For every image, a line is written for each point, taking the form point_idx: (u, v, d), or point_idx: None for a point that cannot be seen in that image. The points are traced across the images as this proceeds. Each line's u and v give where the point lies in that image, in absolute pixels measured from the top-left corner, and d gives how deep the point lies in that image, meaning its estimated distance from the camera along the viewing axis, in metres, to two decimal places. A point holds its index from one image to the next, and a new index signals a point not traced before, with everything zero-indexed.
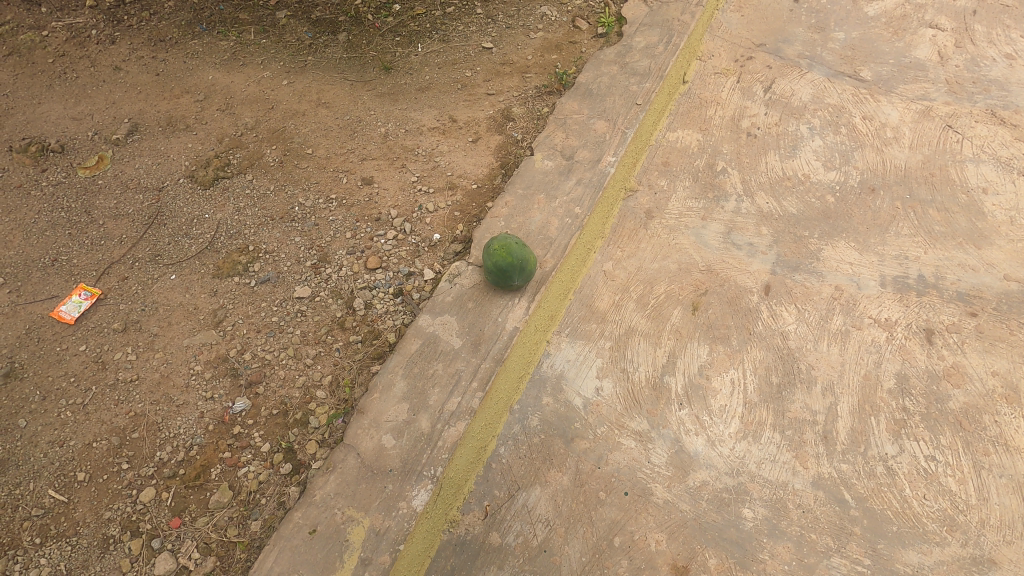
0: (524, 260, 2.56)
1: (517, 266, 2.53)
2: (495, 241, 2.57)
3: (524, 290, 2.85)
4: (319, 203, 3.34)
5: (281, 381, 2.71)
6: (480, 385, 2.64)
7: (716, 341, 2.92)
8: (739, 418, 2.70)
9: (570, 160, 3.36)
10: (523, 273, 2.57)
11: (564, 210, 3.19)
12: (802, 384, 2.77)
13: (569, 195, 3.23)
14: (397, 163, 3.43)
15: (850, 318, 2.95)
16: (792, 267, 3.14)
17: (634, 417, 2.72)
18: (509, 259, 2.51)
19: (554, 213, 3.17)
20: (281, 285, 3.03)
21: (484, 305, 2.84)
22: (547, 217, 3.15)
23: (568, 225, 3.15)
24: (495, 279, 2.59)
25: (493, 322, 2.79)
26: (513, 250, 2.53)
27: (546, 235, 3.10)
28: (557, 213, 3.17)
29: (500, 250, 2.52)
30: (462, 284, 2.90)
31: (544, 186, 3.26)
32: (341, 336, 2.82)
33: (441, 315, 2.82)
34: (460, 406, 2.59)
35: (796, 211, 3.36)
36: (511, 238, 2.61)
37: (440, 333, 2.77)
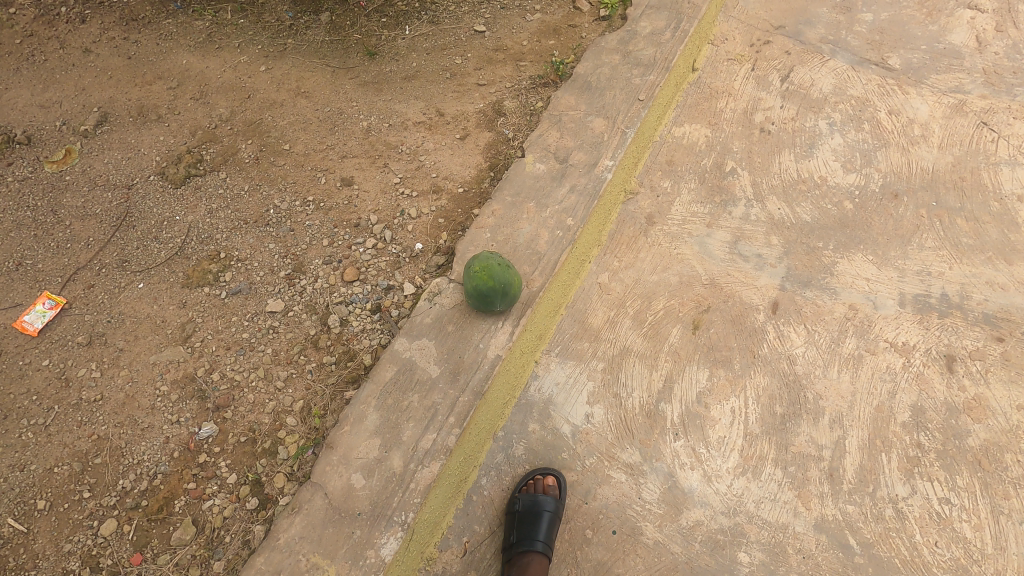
0: (508, 280, 2.32)
1: (500, 287, 2.30)
2: (476, 262, 2.33)
3: (508, 314, 2.52)
4: (295, 205, 3.11)
5: (250, 405, 2.54)
6: (457, 421, 2.42)
7: (717, 365, 2.74)
8: (738, 452, 2.53)
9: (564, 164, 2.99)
10: (508, 296, 2.33)
11: (555, 221, 2.82)
12: (808, 416, 2.58)
13: (561, 204, 2.83)
14: (380, 162, 3.18)
15: (864, 341, 2.74)
16: (803, 282, 2.91)
17: (626, 447, 2.58)
18: (491, 284, 2.27)
19: (545, 224, 2.80)
20: (253, 297, 2.84)
21: (465, 329, 2.58)
22: (538, 228, 2.82)
23: (560, 239, 2.87)
24: (475, 303, 2.35)
25: (473, 349, 2.53)
26: (495, 273, 2.28)
27: (536, 250, 2.65)
28: (548, 226, 2.84)
29: (481, 273, 2.28)
30: (443, 303, 2.63)
31: (536, 194, 2.89)
32: (314, 357, 2.63)
33: (419, 339, 2.57)
34: (436, 444, 2.38)
35: (811, 218, 3.09)
36: (492, 255, 2.38)
37: (418, 359, 2.53)
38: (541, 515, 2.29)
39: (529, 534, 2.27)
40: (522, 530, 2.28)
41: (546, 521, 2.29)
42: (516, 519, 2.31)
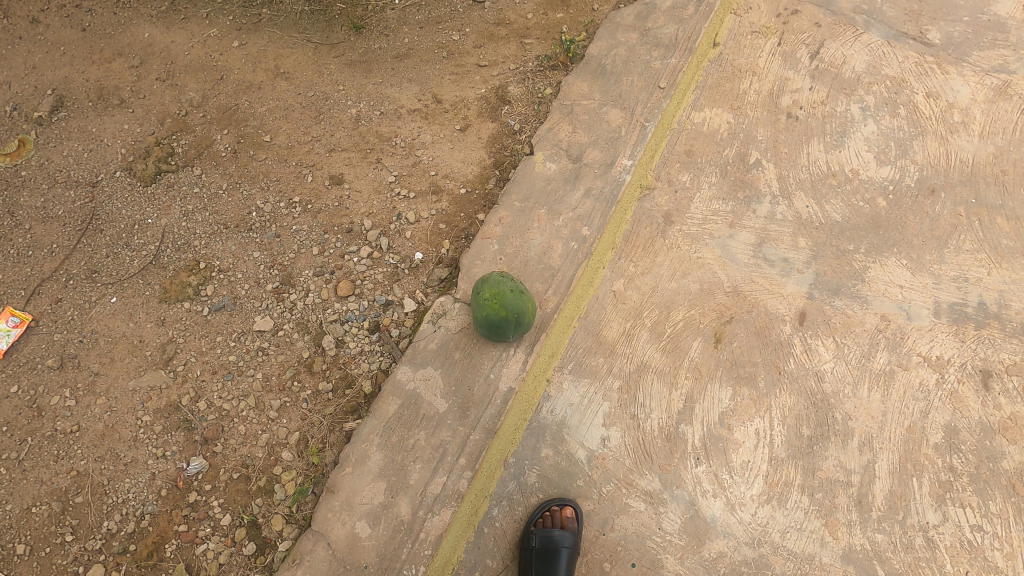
0: (521, 308, 2.11)
1: (511, 316, 2.09)
2: (485, 286, 2.11)
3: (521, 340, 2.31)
4: (280, 207, 2.81)
5: (241, 438, 2.36)
6: (468, 461, 2.30)
7: (740, 383, 2.58)
8: (763, 478, 2.41)
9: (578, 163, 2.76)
10: (520, 325, 2.13)
11: (570, 230, 2.58)
12: (836, 438, 2.46)
13: (575, 211, 2.58)
14: (372, 157, 2.87)
15: (896, 356, 2.58)
16: (832, 290, 2.72)
17: (644, 473, 2.45)
18: (503, 313, 2.06)
19: (557, 235, 2.59)
20: (238, 313, 2.60)
21: (473, 358, 2.40)
22: (550, 241, 2.66)
23: (572, 252, 2.69)
24: (485, 331, 2.15)
25: (483, 380, 2.36)
26: (507, 301, 2.07)
27: (548, 264, 2.42)
28: (562, 237, 2.67)
29: (492, 301, 2.07)
30: (448, 327, 2.43)
31: (547, 199, 2.70)
32: (309, 383, 2.43)
33: (423, 367, 2.40)
34: (444, 488, 2.28)
35: (841, 218, 2.86)
36: (503, 277, 2.15)
37: (423, 392, 2.36)
38: (559, 553, 2.17)
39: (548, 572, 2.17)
40: (541, 568, 2.18)
41: (565, 557, 2.18)
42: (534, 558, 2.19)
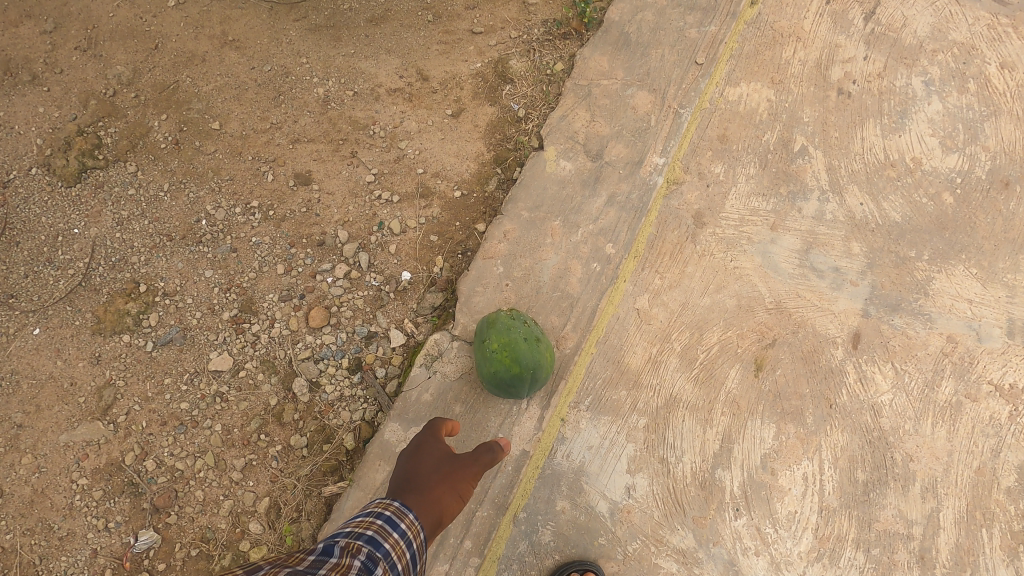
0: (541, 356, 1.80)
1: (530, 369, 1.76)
2: (494, 338, 1.73)
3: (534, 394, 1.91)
4: (235, 213, 2.31)
5: (200, 505, 1.98)
6: (475, 547, 2.10)
7: (785, 419, 2.22)
8: (813, 532, 2.10)
9: (596, 163, 2.41)
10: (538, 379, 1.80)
11: (590, 248, 2.33)
12: (896, 484, 2.14)
13: (595, 223, 2.35)
14: (345, 150, 2.36)
15: (964, 384, 2.24)
16: (890, 306, 2.34)
17: (675, 528, 2.12)
18: (519, 373, 1.71)
19: (576, 253, 2.31)
20: (189, 348, 2.14)
21: (478, 413, 2.10)
22: (566, 261, 2.30)
23: (593, 274, 2.31)
24: (495, 388, 1.80)
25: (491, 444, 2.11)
26: (523, 357, 1.71)
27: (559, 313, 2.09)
28: (581, 257, 2.31)
29: (504, 358, 1.70)
30: (445, 374, 2.09)
31: (562, 208, 2.34)
32: (279, 436, 2.03)
33: (417, 425, 2.04)
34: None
35: (901, 218, 2.44)
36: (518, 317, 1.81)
37: None
38: None
39: None
40: None
41: None
42: None
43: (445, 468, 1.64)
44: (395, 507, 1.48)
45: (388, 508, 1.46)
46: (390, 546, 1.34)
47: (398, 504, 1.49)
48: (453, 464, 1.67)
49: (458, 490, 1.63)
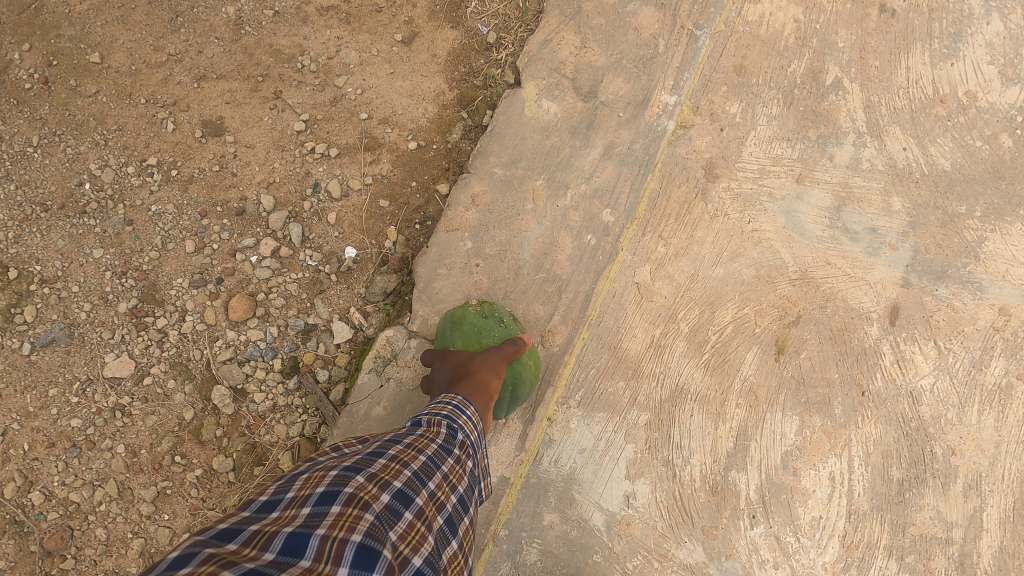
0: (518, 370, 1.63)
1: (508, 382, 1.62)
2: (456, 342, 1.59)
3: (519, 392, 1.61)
4: (128, 174, 1.80)
5: (104, 545, 1.61)
6: None
7: (810, 410, 1.88)
8: (839, 540, 1.82)
9: (589, 103, 1.93)
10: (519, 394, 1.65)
11: (581, 214, 1.89)
12: (935, 482, 1.85)
13: (587, 182, 1.90)
14: (266, 90, 1.84)
15: (1015, 364, 1.92)
16: (935, 273, 1.97)
17: (683, 540, 1.82)
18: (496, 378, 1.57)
19: (564, 221, 1.87)
20: (78, 349, 1.69)
21: None
22: (552, 232, 1.86)
23: (586, 249, 1.88)
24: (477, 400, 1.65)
25: None
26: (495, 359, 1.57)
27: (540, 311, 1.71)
28: (572, 227, 1.88)
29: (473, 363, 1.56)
30: (402, 379, 1.69)
31: (545, 163, 1.88)
32: (200, 458, 1.65)
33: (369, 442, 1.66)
34: None
35: (950, 165, 2.04)
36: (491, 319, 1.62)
37: None
38: None
39: None
40: None
41: None
42: None
43: (483, 358, 1.47)
44: (458, 399, 1.35)
45: (454, 399, 1.35)
46: (465, 420, 1.30)
47: (460, 395, 1.36)
48: (488, 352, 1.49)
49: (497, 368, 1.46)
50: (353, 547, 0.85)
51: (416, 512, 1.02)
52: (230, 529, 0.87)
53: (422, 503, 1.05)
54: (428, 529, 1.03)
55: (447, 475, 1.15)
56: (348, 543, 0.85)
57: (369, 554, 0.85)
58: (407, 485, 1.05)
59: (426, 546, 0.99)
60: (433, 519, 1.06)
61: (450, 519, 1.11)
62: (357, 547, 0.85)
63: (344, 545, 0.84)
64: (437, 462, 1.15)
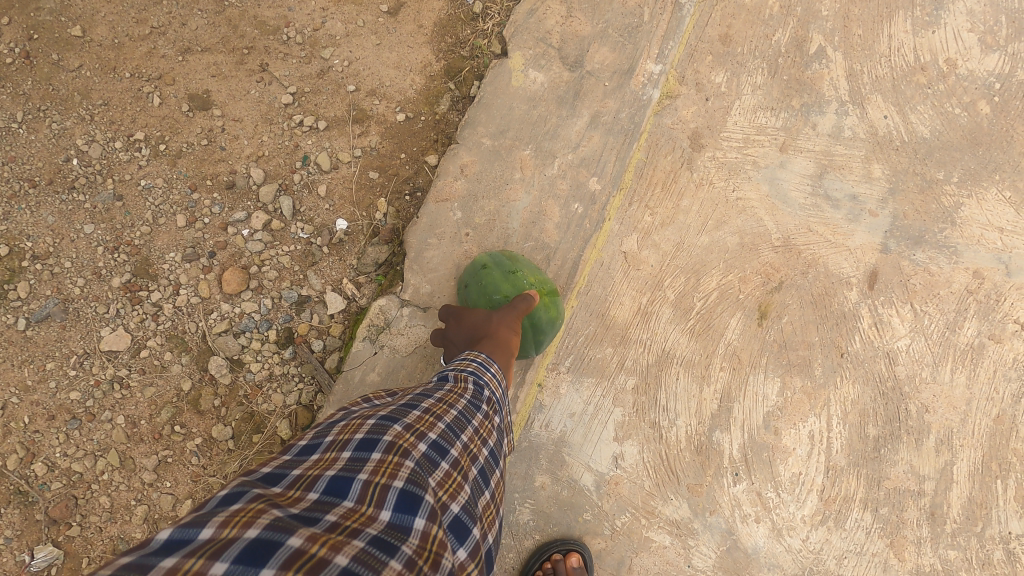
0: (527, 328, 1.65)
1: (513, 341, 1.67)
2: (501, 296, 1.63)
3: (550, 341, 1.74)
4: (115, 149, 1.80)
5: (109, 512, 1.65)
6: None
7: (791, 372, 1.95)
8: (817, 494, 1.90)
9: (575, 72, 1.95)
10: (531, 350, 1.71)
11: (568, 184, 1.92)
12: (909, 438, 1.93)
13: (574, 153, 1.93)
14: (252, 62, 1.83)
15: (988, 325, 1.99)
16: (912, 239, 2.03)
17: (669, 498, 1.89)
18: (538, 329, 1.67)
19: (552, 191, 1.90)
20: (74, 324, 1.71)
21: None
22: (540, 201, 1.89)
23: (574, 218, 1.92)
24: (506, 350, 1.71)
25: None
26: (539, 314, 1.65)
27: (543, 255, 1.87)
28: (559, 195, 1.91)
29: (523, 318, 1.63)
30: (396, 347, 1.73)
31: (533, 133, 1.90)
32: (199, 427, 1.69)
33: None
34: None
35: (929, 132, 2.08)
36: (506, 271, 1.67)
37: None
38: None
39: None
40: None
41: None
42: None
43: (498, 318, 1.51)
44: (482, 356, 1.38)
45: (477, 356, 1.37)
46: (490, 377, 1.33)
47: (483, 352, 1.40)
48: (501, 310, 1.53)
49: (513, 324, 1.51)
50: (396, 492, 0.91)
51: (452, 461, 1.06)
52: (280, 469, 0.95)
53: (457, 453, 1.08)
54: (464, 478, 1.06)
55: (478, 429, 1.18)
56: (390, 489, 0.91)
57: (411, 499, 0.91)
58: (443, 436, 1.09)
59: (463, 494, 1.03)
60: (469, 468, 1.09)
61: (484, 470, 1.14)
62: (399, 492, 0.91)
63: (387, 490, 0.91)
64: (469, 416, 1.18)
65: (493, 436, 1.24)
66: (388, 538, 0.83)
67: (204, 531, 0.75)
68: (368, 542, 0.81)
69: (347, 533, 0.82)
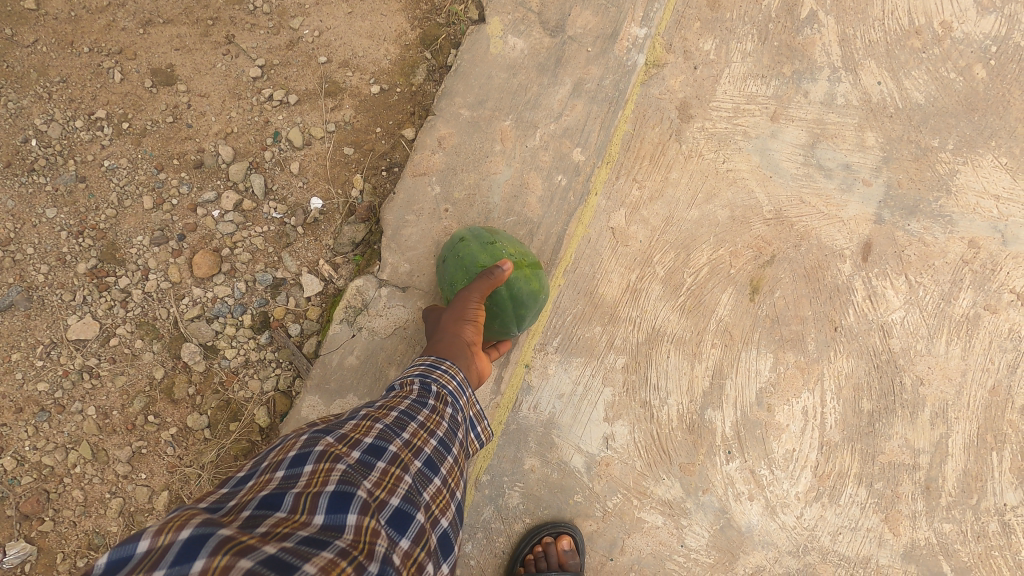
0: (506, 301, 1.46)
1: (492, 318, 1.48)
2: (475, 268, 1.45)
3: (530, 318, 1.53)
4: (76, 129, 1.71)
5: (82, 506, 1.59)
6: None
7: (784, 347, 1.91)
8: (812, 470, 1.87)
9: (556, 40, 1.87)
10: (513, 329, 1.52)
11: (552, 157, 1.85)
12: (904, 412, 1.90)
13: (557, 124, 1.85)
14: (217, 34, 1.74)
15: (983, 296, 1.95)
16: (907, 209, 1.98)
17: (661, 478, 1.85)
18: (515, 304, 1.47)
19: (535, 165, 1.83)
20: (39, 312, 1.64)
21: None
22: (522, 174, 1.82)
23: (558, 192, 1.85)
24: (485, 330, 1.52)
25: None
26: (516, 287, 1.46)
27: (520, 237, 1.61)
28: (542, 169, 1.84)
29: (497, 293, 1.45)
30: (376, 331, 1.66)
31: (513, 103, 1.83)
32: (174, 416, 1.63)
33: (344, 395, 1.64)
34: None
35: (924, 98, 2.02)
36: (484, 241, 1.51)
37: None
38: None
39: None
40: None
41: None
42: None
43: (449, 316, 1.37)
44: (431, 358, 1.33)
45: (427, 359, 1.34)
46: (445, 367, 1.29)
47: (431, 356, 1.34)
48: (456, 302, 1.37)
49: (471, 320, 1.36)
50: (327, 495, 0.88)
51: (390, 459, 1.02)
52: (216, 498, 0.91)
53: (395, 450, 1.05)
54: (405, 471, 1.03)
55: (423, 424, 1.15)
56: (321, 493, 0.88)
57: (342, 498, 0.88)
58: (379, 437, 1.06)
59: (404, 487, 0.99)
60: (411, 462, 1.05)
61: (434, 460, 1.10)
62: (332, 493, 0.88)
63: (318, 495, 0.88)
64: (409, 415, 1.15)
65: (444, 428, 1.19)
66: (321, 537, 0.80)
67: (140, 542, 0.72)
68: (299, 540, 0.78)
69: (277, 536, 0.78)
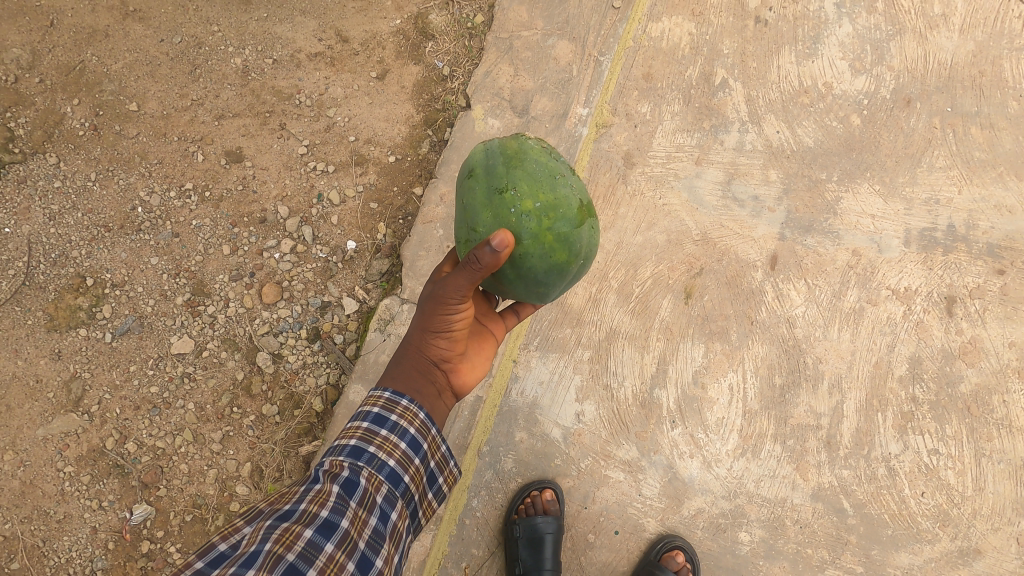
0: (516, 277, 1.59)
1: (506, 284, 1.66)
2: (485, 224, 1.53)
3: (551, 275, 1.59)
4: (171, 198, 2.30)
5: (187, 476, 2.15)
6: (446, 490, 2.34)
7: (713, 338, 2.47)
8: (738, 433, 2.41)
9: (523, 118, 2.47)
10: (528, 290, 1.67)
11: None
12: (808, 384, 2.45)
13: None
14: (273, 122, 2.35)
15: (866, 292, 2.52)
16: (803, 227, 2.55)
17: (621, 443, 2.39)
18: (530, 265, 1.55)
19: None
20: (149, 335, 2.21)
21: None
22: None
23: None
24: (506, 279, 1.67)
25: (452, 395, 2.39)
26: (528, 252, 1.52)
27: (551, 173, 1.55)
28: None
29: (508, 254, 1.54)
30: (400, 334, 2.21)
31: None
32: (251, 408, 2.19)
33: None
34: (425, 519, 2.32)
35: (813, 142, 2.61)
36: (495, 190, 1.53)
37: None
38: (544, 541, 2.20)
39: (535, 562, 2.21)
40: (527, 558, 2.22)
41: (549, 543, 2.23)
42: (518, 547, 2.22)
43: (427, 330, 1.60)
44: (384, 398, 1.51)
45: (378, 401, 1.50)
46: (377, 447, 1.41)
47: (387, 391, 1.53)
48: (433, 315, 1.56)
49: (447, 335, 1.61)
50: None
51: None
52: None
53: None
54: None
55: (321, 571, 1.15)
56: None
57: None
58: None
59: None
60: None
61: None
62: None
63: None
64: (305, 564, 1.14)
65: (350, 564, 1.21)
66: None
67: None
68: None
69: None
